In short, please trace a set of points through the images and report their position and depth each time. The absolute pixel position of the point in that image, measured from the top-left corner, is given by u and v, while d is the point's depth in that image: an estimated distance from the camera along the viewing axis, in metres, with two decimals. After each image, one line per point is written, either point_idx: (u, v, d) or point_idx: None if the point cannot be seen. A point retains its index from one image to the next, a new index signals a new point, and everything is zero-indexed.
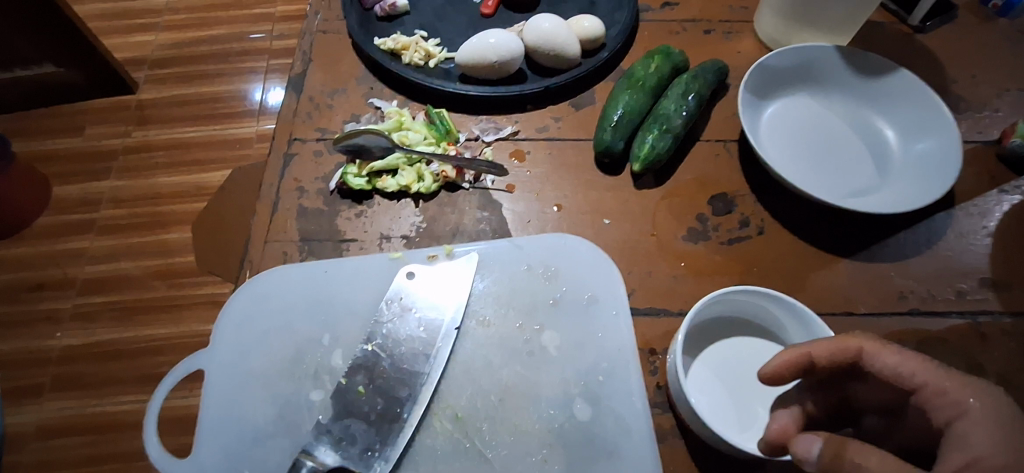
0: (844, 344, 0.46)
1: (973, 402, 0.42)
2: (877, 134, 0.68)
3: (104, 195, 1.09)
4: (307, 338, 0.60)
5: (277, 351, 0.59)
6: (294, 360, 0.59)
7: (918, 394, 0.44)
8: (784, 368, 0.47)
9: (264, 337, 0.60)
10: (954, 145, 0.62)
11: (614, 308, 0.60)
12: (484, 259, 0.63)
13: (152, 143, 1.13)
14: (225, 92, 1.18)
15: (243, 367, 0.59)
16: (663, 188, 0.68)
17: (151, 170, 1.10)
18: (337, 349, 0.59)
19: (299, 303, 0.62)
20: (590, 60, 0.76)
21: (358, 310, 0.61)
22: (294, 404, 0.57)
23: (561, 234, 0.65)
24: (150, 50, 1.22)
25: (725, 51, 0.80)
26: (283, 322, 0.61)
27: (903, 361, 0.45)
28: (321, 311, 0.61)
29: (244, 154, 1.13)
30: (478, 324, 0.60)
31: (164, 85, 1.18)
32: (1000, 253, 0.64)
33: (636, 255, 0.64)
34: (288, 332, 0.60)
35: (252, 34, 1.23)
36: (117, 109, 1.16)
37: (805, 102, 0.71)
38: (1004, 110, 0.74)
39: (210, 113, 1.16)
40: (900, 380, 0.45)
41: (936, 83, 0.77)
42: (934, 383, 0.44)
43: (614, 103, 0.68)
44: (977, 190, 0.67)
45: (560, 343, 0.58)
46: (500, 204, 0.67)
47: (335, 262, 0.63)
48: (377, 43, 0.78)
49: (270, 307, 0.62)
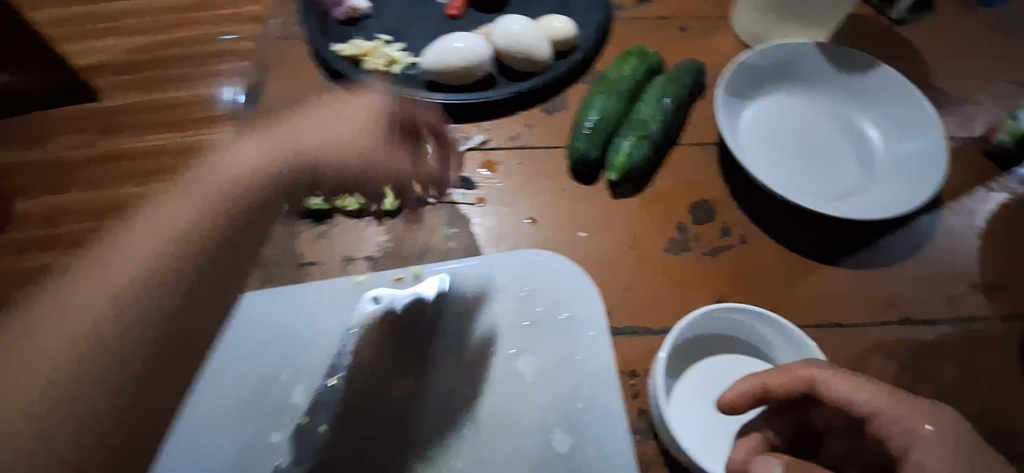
0: (795, 372, 0.47)
1: (928, 430, 0.42)
2: (862, 132, 0.66)
3: (64, 210, 1.03)
4: (266, 373, 0.56)
5: (234, 388, 0.55)
6: (252, 397, 0.55)
7: (873, 422, 0.44)
8: (741, 401, 0.48)
9: (218, 373, 0.56)
10: (941, 144, 0.60)
11: (592, 328, 0.57)
12: (454, 280, 0.59)
13: (115, 153, 1.07)
14: (192, 96, 1.11)
15: (145, 261, 0.49)
16: (641, 197, 0.64)
17: (121, 181, 1.05)
18: (298, 384, 0.55)
19: (257, 335, 0.57)
20: (562, 62, 0.72)
21: (320, 339, 0.57)
22: (253, 448, 0.53)
23: (535, 249, 0.61)
24: (111, 54, 1.16)
25: (703, 48, 0.77)
26: (241, 355, 0.57)
27: (856, 389, 0.45)
28: (281, 343, 0.57)
29: None
30: (448, 350, 0.56)
31: (126, 91, 1.12)
32: (989, 254, 0.62)
33: (615, 270, 0.61)
34: (245, 367, 0.56)
35: (223, 35, 1.16)
36: (78, 117, 1.10)
37: (787, 100, 0.68)
38: (989, 104, 0.72)
39: (176, 119, 1.10)
40: (854, 408, 0.45)
41: (919, 77, 0.74)
42: (887, 411, 0.44)
43: (588, 108, 0.65)
44: (965, 189, 0.65)
45: (536, 369, 0.55)
46: (471, 219, 0.64)
47: (295, 288, 0.59)
48: (336, 50, 0.73)
49: (226, 340, 0.57)
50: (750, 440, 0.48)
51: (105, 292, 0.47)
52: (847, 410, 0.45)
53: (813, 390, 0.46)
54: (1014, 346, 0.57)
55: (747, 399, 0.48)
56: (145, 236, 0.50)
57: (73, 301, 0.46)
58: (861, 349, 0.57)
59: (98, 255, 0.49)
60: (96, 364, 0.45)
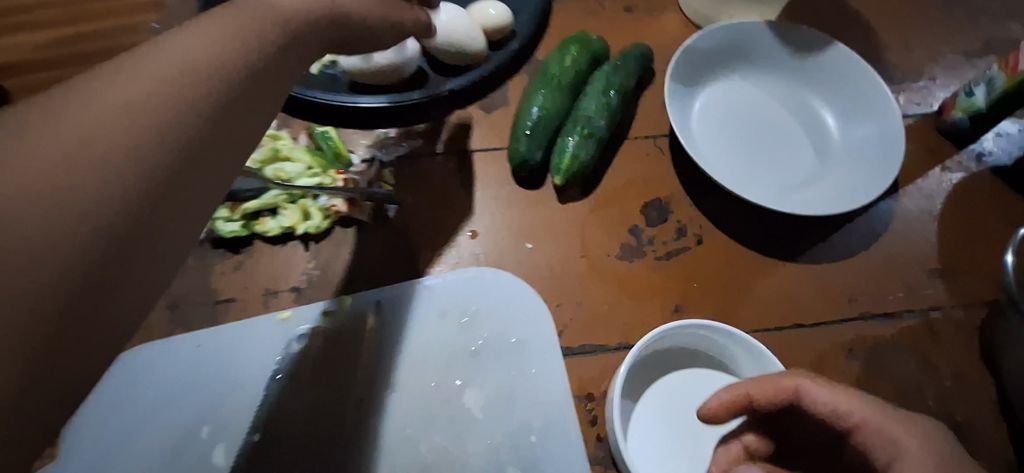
0: (780, 384, 0.44)
1: (911, 443, 0.40)
2: (817, 118, 0.62)
3: None
4: (183, 432, 0.50)
5: (148, 451, 0.49)
6: (168, 462, 0.49)
7: (856, 433, 0.42)
8: (721, 409, 0.46)
9: (127, 438, 0.50)
10: (897, 129, 0.57)
11: (542, 352, 0.53)
12: (389, 309, 0.54)
13: None
14: None
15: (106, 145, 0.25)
16: (590, 200, 0.60)
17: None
18: (220, 443, 0.49)
19: (168, 389, 0.51)
20: (498, 52, 0.65)
21: (242, 388, 0.51)
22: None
23: (476, 268, 0.56)
24: None
25: (647, 31, 0.71)
26: (151, 414, 0.50)
27: (841, 401, 0.43)
28: (197, 396, 0.51)
29: None
30: (388, 389, 0.51)
31: None
32: (945, 238, 0.60)
33: (565, 284, 0.56)
34: (157, 427, 0.50)
35: None
36: None
37: (740, 85, 0.64)
38: (942, 76, 0.69)
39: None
40: (840, 419, 0.43)
41: (872, 50, 0.71)
42: (872, 423, 0.42)
43: (528, 106, 0.59)
44: (920, 171, 0.63)
45: (485, 402, 0.51)
46: (406, 236, 0.58)
47: (209, 332, 0.53)
48: None
49: (133, 398, 0.51)
50: (727, 450, 0.48)
51: (111, 111, 0.26)
52: (831, 421, 0.43)
53: (798, 401, 0.44)
54: (970, 335, 0.56)
55: (728, 409, 0.45)
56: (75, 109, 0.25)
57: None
58: (822, 350, 0.54)
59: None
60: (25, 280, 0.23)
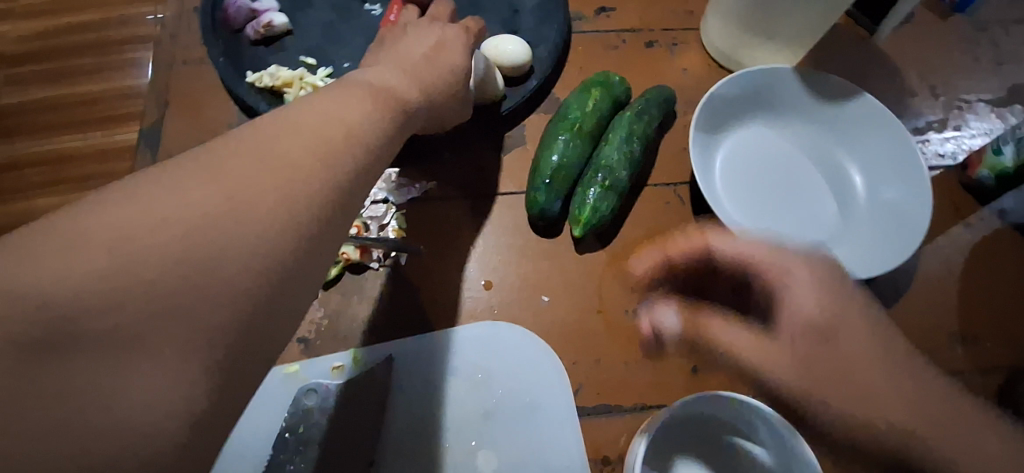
0: (679, 241, 0.47)
1: (795, 267, 0.42)
2: (841, 174, 0.61)
3: None
4: None
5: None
6: None
7: (757, 277, 0.43)
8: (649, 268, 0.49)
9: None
10: (926, 191, 0.56)
11: (557, 414, 0.52)
12: (400, 365, 0.53)
13: None
14: (89, 92, 0.98)
15: (281, 203, 0.33)
16: (608, 251, 0.58)
17: (21, 190, 0.94)
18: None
19: None
20: (515, 90, 0.63)
21: (254, 447, 0.51)
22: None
23: (487, 323, 0.55)
24: None
25: (669, 70, 0.69)
26: None
27: (749, 244, 0.43)
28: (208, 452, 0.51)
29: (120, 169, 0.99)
30: (401, 451, 0.51)
31: None
32: (966, 299, 0.59)
33: (581, 340, 0.55)
34: None
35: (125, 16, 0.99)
36: None
37: (764, 134, 0.63)
38: (965, 126, 0.68)
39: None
40: (752, 271, 0.43)
41: (894, 97, 0.69)
42: (766, 260, 0.42)
43: (546, 153, 0.57)
44: (940, 228, 0.62)
45: (497, 464, 0.51)
46: (417, 285, 0.55)
47: None
48: (250, 81, 0.62)
49: None
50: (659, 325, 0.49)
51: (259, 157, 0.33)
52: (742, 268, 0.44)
53: (709, 253, 0.46)
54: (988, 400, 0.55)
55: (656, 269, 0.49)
56: (259, 168, 0.33)
57: (164, 226, 0.29)
58: None
59: (180, 171, 0.32)
60: (200, 307, 0.29)
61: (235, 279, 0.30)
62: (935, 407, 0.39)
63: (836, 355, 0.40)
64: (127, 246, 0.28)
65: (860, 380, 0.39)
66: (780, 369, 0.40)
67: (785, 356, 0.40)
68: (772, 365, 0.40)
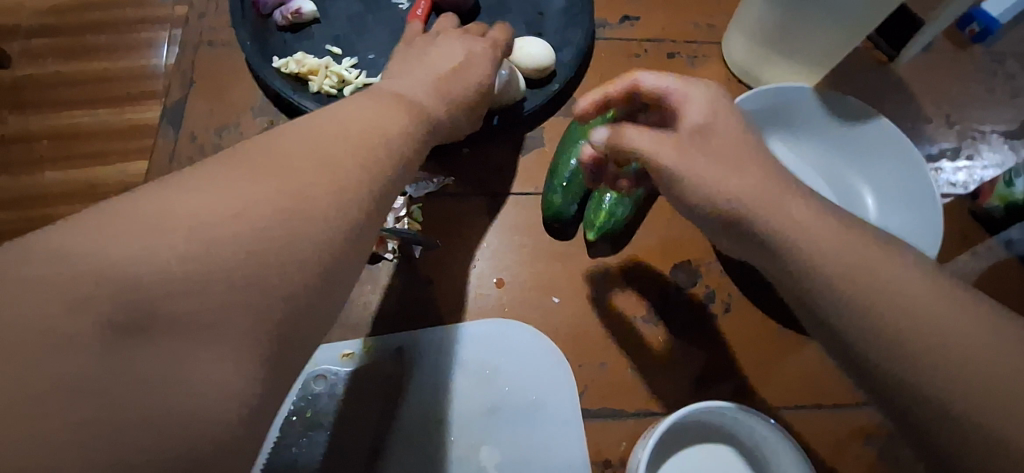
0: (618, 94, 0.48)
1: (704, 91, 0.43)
2: (855, 198, 0.62)
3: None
4: None
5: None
6: None
7: (671, 102, 0.44)
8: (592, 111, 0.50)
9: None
10: (936, 218, 0.57)
11: (561, 415, 0.53)
12: (409, 356, 0.53)
13: (33, 131, 1.04)
14: (119, 69, 1.06)
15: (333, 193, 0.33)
16: (620, 256, 0.58)
17: (65, 158, 1.04)
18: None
19: None
20: (538, 92, 0.63)
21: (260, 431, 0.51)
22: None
23: (497, 321, 0.55)
24: (21, 16, 1.08)
25: None
26: None
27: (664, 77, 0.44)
28: None
29: (145, 144, 1.04)
30: (405, 441, 0.51)
31: (41, 60, 1.06)
32: None
33: (590, 343, 0.55)
34: None
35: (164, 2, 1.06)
36: None
37: (779, 153, 0.64)
38: (977, 156, 0.69)
39: (107, 95, 1.05)
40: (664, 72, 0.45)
41: (909, 122, 0.70)
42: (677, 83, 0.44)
43: (565, 155, 0.57)
44: (946, 255, 0.63)
45: (500, 461, 0.51)
46: (430, 277, 0.56)
47: None
48: (277, 66, 0.63)
49: None
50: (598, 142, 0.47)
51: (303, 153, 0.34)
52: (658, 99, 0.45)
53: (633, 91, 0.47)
54: None
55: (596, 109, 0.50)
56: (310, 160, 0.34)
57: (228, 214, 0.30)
58: (841, 433, 0.54)
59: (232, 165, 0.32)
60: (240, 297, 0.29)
61: (290, 259, 0.31)
62: (894, 281, 0.35)
63: (724, 145, 0.41)
64: (195, 228, 0.29)
65: (779, 198, 0.39)
66: (695, 168, 0.40)
67: (720, 181, 0.39)
68: (694, 167, 0.40)
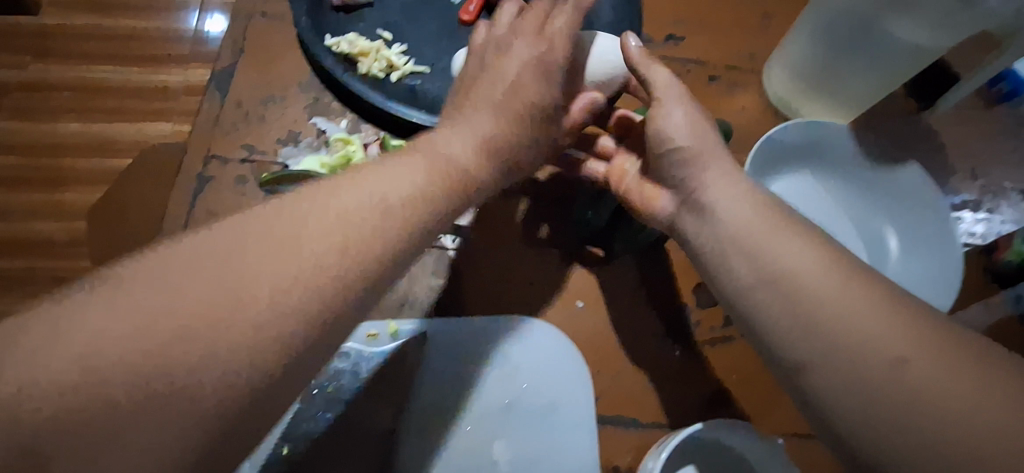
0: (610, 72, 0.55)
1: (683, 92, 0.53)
2: (879, 246, 0.63)
3: (13, 142, 1.02)
4: None
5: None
6: None
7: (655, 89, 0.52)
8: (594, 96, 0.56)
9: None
10: (953, 279, 0.58)
11: (576, 418, 0.53)
12: (433, 345, 0.54)
13: (59, 81, 1.04)
14: (151, 30, 1.06)
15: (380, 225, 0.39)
16: (645, 269, 0.59)
17: (87, 111, 1.04)
18: (244, 462, 0.48)
19: None
20: None
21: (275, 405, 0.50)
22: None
23: (523, 318, 0.56)
24: None
25: (726, 107, 0.71)
26: None
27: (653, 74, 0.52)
28: None
29: (169, 107, 1.04)
30: (420, 427, 0.51)
31: (74, 12, 1.07)
32: None
33: (609, 351, 0.56)
34: None
35: None
36: (24, 35, 1.06)
37: (809, 187, 0.65)
38: (997, 210, 0.70)
39: (136, 54, 1.05)
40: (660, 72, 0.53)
41: (934, 171, 0.71)
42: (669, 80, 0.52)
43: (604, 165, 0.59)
44: (959, 303, 0.65)
45: (512, 457, 0.52)
46: (459, 271, 0.57)
47: None
48: (328, 44, 0.64)
49: None
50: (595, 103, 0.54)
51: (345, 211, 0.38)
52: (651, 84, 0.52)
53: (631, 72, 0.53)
54: None
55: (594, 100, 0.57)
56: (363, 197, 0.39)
57: (299, 247, 0.35)
58: None
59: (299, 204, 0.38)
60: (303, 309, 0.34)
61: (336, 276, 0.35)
62: (818, 281, 0.39)
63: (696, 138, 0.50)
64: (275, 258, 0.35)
65: (729, 176, 0.48)
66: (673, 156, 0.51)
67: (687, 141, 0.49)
68: (679, 129, 0.49)
